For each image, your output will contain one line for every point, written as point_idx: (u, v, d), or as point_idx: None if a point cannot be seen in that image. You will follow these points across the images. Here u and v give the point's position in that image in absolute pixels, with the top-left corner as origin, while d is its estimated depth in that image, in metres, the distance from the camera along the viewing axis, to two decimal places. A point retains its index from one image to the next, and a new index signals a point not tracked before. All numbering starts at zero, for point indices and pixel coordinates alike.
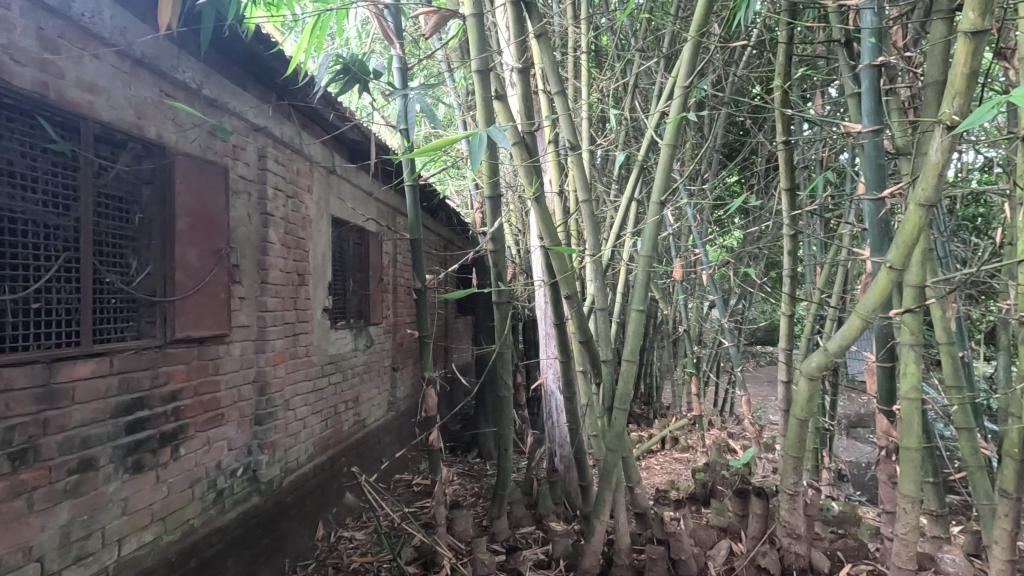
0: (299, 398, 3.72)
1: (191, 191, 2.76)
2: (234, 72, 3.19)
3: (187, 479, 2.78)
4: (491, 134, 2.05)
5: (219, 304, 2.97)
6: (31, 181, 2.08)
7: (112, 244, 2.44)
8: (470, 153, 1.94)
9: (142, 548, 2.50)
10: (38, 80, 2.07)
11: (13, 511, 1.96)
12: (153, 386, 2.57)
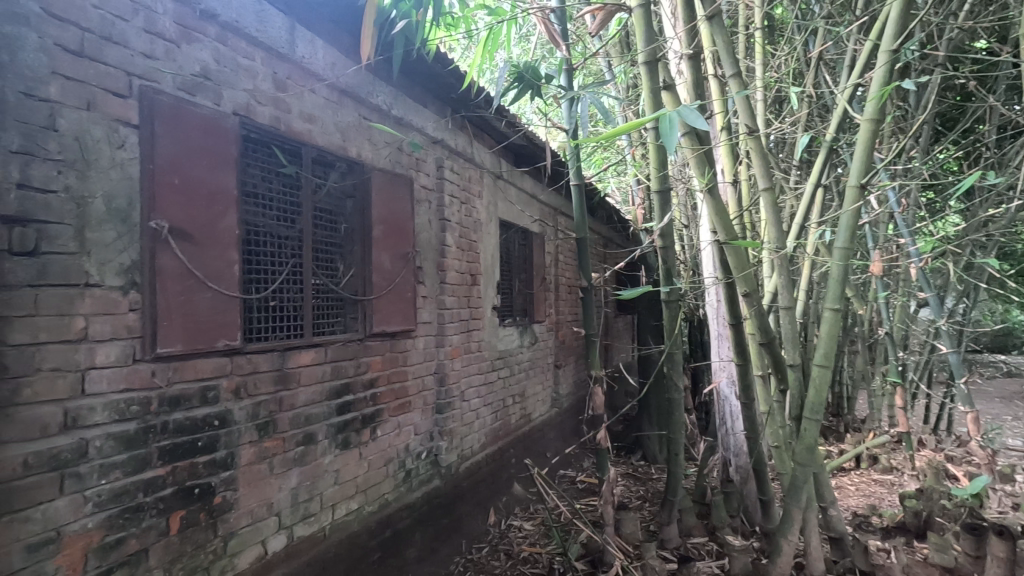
0: (472, 390, 3.98)
1: (384, 202, 3.11)
2: (416, 91, 3.50)
3: (382, 458, 3.13)
4: (683, 114, 1.83)
5: (407, 302, 3.30)
6: (269, 200, 2.52)
7: (325, 250, 2.85)
8: (661, 138, 1.79)
9: (349, 514, 2.87)
10: (274, 116, 2.49)
11: (260, 472, 2.38)
12: (356, 373, 2.94)
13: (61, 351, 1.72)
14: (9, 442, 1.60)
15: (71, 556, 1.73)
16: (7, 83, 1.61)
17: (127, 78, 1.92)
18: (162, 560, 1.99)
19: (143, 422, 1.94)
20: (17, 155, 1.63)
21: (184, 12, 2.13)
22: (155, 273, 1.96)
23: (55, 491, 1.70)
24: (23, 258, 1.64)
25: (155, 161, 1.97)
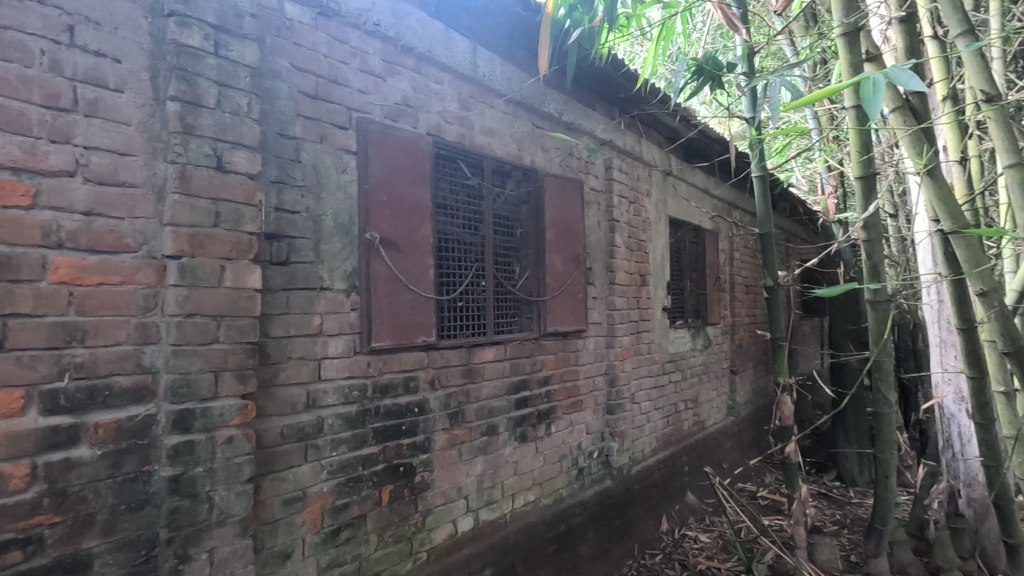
0: (643, 393, 3.92)
1: (556, 206, 3.22)
2: (584, 95, 3.55)
3: (556, 454, 3.24)
4: (890, 77, 1.59)
5: (578, 302, 3.37)
6: (456, 209, 2.76)
7: (503, 255, 3.04)
8: (863, 103, 1.55)
9: (527, 504, 3.02)
10: (460, 133, 2.73)
11: (451, 457, 2.62)
12: (532, 371, 3.08)
13: (305, 343, 2.09)
14: (271, 415, 1.99)
15: (313, 513, 2.09)
16: (268, 126, 2.00)
17: (348, 112, 2.26)
18: (377, 526, 2.30)
19: (361, 406, 2.27)
20: (275, 184, 2.02)
21: (389, 50, 2.43)
22: (370, 278, 2.28)
23: (301, 458, 2.06)
24: (279, 266, 2.03)
25: (369, 182, 2.29)
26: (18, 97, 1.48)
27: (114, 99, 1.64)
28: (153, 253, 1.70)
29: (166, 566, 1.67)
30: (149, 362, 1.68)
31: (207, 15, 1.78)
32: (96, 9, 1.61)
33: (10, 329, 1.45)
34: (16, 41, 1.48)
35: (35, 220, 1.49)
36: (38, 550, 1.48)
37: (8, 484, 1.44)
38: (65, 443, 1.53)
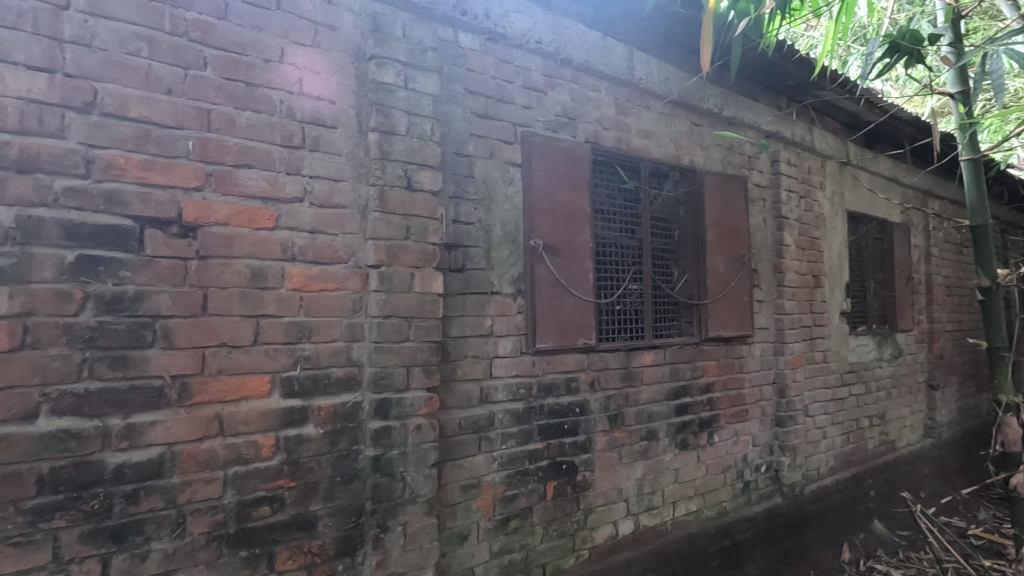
0: (818, 405, 3.58)
1: (717, 206, 3.09)
2: (747, 86, 3.35)
3: (720, 464, 3.09)
4: None
5: (742, 306, 3.19)
6: (613, 214, 2.79)
7: (661, 257, 3.00)
8: None
9: (689, 514, 2.93)
10: (617, 138, 2.75)
11: (611, 459, 2.65)
12: (693, 376, 2.99)
13: (478, 343, 2.27)
14: (451, 408, 2.20)
15: (486, 501, 2.26)
16: (446, 147, 2.22)
17: (513, 128, 2.41)
18: (542, 519, 2.41)
19: (527, 403, 2.40)
20: (453, 199, 2.23)
21: (549, 64, 2.55)
22: (534, 283, 2.41)
23: (476, 448, 2.25)
24: (457, 273, 2.24)
25: (533, 192, 2.42)
26: (265, 141, 1.83)
27: (330, 135, 1.94)
28: (359, 263, 1.98)
29: (371, 533, 1.94)
30: (356, 356, 1.97)
31: (398, 55, 2.04)
32: (317, 61, 1.93)
33: (261, 326, 1.80)
34: (263, 95, 1.83)
35: (277, 239, 1.84)
36: (280, 507, 1.82)
37: (260, 452, 1.79)
38: (298, 421, 1.86)
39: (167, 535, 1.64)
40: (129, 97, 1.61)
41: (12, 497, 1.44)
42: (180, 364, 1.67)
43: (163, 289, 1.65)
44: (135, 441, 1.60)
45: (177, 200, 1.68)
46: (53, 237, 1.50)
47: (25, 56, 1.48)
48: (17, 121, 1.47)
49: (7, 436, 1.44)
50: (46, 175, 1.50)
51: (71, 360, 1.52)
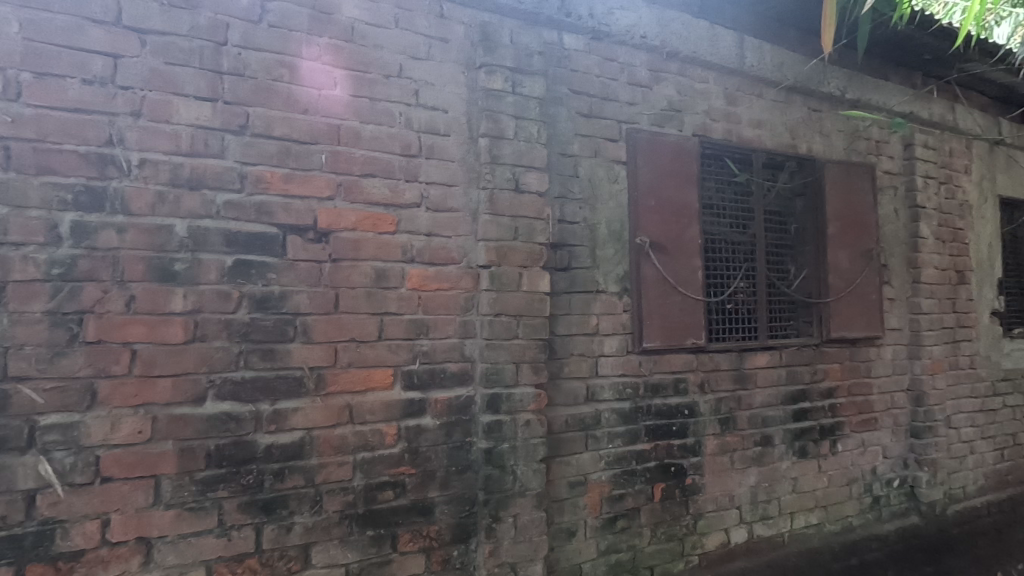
0: (964, 416, 3.19)
1: (840, 197, 2.86)
2: (874, 65, 3.08)
3: (844, 476, 2.86)
4: None
5: (871, 305, 2.93)
6: (723, 208, 2.68)
7: (776, 253, 2.83)
8: None
9: (808, 527, 2.75)
10: (727, 129, 2.64)
11: (723, 464, 2.55)
12: (813, 381, 2.80)
13: (584, 341, 2.29)
14: (558, 404, 2.23)
15: (593, 498, 2.27)
16: (552, 148, 2.25)
17: (618, 125, 2.40)
18: (649, 521, 2.37)
19: (634, 402, 2.38)
20: (558, 199, 2.26)
21: (654, 58, 2.50)
22: (641, 281, 2.37)
23: (583, 446, 2.26)
24: (563, 272, 2.27)
25: (639, 189, 2.39)
26: (387, 151, 1.97)
27: (443, 142, 2.05)
28: (471, 263, 2.07)
29: (484, 522, 2.02)
30: (469, 352, 2.06)
31: (506, 61, 2.11)
32: (431, 73, 2.05)
33: (385, 324, 1.94)
34: (385, 109, 1.97)
35: (398, 242, 1.97)
36: (402, 492, 1.95)
37: (384, 440, 1.93)
38: (417, 412, 1.98)
39: (307, 510, 1.82)
40: (273, 118, 1.81)
41: (187, 468, 1.67)
42: (316, 357, 1.84)
43: (302, 289, 1.83)
44: (281, 424, 1.79)
45: (313, 209, 1.85)
46: (216, 244, 1.73)
47: (194, 89, 1.72)
48: (188, 145, 1.70)
49: (183, 415, 1.67)
50: (210, 190, 1.73)
51: (231, 351, 1.74)
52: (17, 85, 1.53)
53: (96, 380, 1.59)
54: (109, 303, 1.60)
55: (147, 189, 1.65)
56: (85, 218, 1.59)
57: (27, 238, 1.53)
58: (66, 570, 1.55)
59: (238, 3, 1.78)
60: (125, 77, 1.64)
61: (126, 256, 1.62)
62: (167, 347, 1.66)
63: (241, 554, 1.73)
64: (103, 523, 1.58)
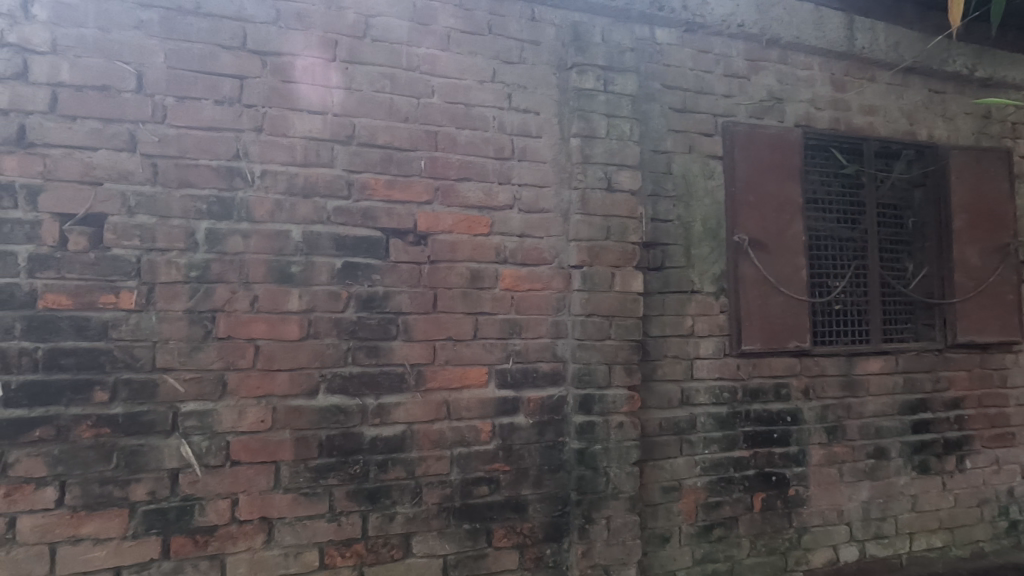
0: None
1: (968, 186, 2.59)
2: (1008, 38, 2.76)
3: (974, 496, 2.59)
4: None
5: (1007, 306, 2.62)
6: (829, 203, 2.51)
7: (891, 249, 2.61)
8: None
9: (930, 550, 2.50)
10: (834, 118, 2.47)
11: (830, 476, 2.38)
12: (935, 389, 2.55)
13: (678, 343, 2.23)
14: (651, 407, 2.19)
15: (688, 505, 2.20)
16: (645, 145, 2.21)
17: (713, 119, 2.31)
18: (749, 532, 2.26)
19: (732, 407, 2.28)
20: (651, 197, 2.21)
21: (752, 47, 2.39)
22: (739, 281, 2.27)
23: (677, 450, 2.20)
24: (656, 271, 2.22)
25: (737, 185, 2.29)
26: (481, 155, 2.02)
27: (535, 144, 2.07)
28: (563, 264, 2.08)
29: (576, 522, 2.02)
30: (561, 352, 2.07)
31: (598, 60, 2.09)
32: (523, 76, 2.07)
33: (480, 323, 1.99)
34: (479, 114, 2.02)
35: (492, 244, 2.01)
36: (496, 488, 1.99)
37: (480, 436, 1.98)
38: (511, 410, 2.01)
39: (408, 501, 1.90)
40: (377, 127, 1.91)
41: (302, 456, 1.80)
42: (416, 355, 1.92)
43: (404, 289, 1.92)
44: (384, 418, 1.88)
45: (413, 213, 1.94)
46: (327, 248, 1.85)
47: (308, 103, 1.85)
48: (303, 156, 1.84)
49: (299, 407, 1.81)
50: (322, 198, 1.85)
51: (340, 348, 1.85)
52: (163, 109, 1.73)
53: (226, 372, 1.75)
54: (237, 303, 1.76)
55: (268, 198, 1.80)
56: (216, 226, 1.75)
57: (171, 244, 1.71)
58: (202, 543, 1.72)
59: (345, 21, 1.90)
60: (249, 96, 1.80)
61: (251, 260, 1.78)
62: (285, 343, 1.80)
63: (349, 539, 1.84)
64: (232, 502, 1.74)
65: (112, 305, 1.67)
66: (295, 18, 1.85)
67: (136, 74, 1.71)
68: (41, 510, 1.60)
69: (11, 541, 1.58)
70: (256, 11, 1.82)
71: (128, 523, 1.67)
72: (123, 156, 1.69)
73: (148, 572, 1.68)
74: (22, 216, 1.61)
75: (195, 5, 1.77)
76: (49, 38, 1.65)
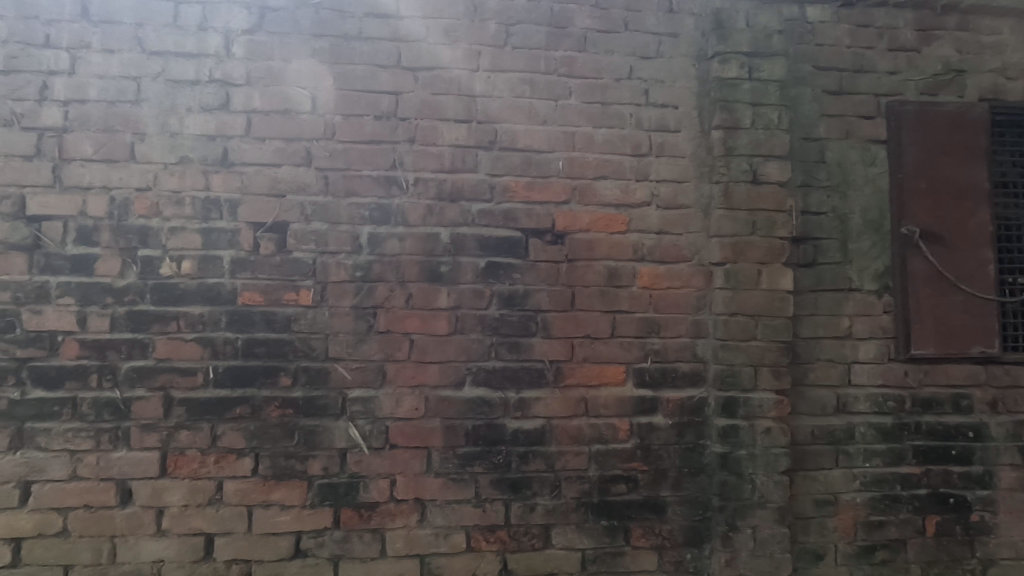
0: None
1: None
2: None
3: None
4: None
5: None
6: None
7: None
8: None
9: None
10: None
11: None
12: None
13: (833, 345, 2.06)
14: (802, 414, 2.04)
15: (845, 521, 2.02)
16: (795, 133, 2.06)
17: (875, 99, 2.10)
18: (920, 557, 2.03)
19: (897, 418, 2.06)
20: (802, 188, 2.06)
21: (923, 16, 2.13)
22: (908, 278, 2.04)
23: (832, 461, 2.03)
24: (807, 268, 2.07)
25: (905, 170, 2.06)
26: (618, 152, 2.01)
27: (674, 139, 2.03)
28: (703, 261, 2.01)
29: (719, 529, 1.95)
30: (701, 352, 2.01)
31: (742, 46, 1.99)
32: (661, 70, 2.04)
33: (617, 321, 1.99)
34: (616, 112, 2.02)
35: (629, 242, 2.00)
36: (634, 487, 1.98)
37: (618, 435, 1.98)
38: (649, 410, 1.99)
39: (548, 493, 1.96)
40: (517, 131, 1.99)
41: (451, 443, 1.93)
42: (555, 351, 1.97)
43: (543, 288, 1.97)
44: (525, 412, 1.96)
45: (552, 213, 1.98)
46: (472, 249, 1.96)
47: (455, 113, 1.97)
48: (450, 163, 1.96)
49: (448, 398, 1.93)
50: (467, 202, 1.96)
51: (484, 343, 1.95)
52: (333, 127, 1.93)
53: (386, 363, 1.92)
54: (394, 300, 1.93)
55: (420, 203, 1.95)
56: (377, 230, 1.93)
57: (340, 247, 1.92)
58: (366, 516, 1.91)
59: (487, 31, 1.99)
60: (404, 110, 1.96)
61: (406, 260, 1.94)
62: (435, 338, 1.94)
63: (493, 525, 1.94)
64: (391, 482, 1.91)
65: (294, 302, 1.90)
66: (443, 33, 1.98)
67: (312, 98, 1.93)
68: (241, 476, 1.88)
69: (218, 501, 1.87)
70: (409, 31, 1.97)
71: (307, 494, 1.89)
72: (301, 170, 1.92)
73: (322, 538, 1.90)
74: (226, 225, 1.90)
75: (359, 30, 1.96)
76: (245, 72, 1.92)
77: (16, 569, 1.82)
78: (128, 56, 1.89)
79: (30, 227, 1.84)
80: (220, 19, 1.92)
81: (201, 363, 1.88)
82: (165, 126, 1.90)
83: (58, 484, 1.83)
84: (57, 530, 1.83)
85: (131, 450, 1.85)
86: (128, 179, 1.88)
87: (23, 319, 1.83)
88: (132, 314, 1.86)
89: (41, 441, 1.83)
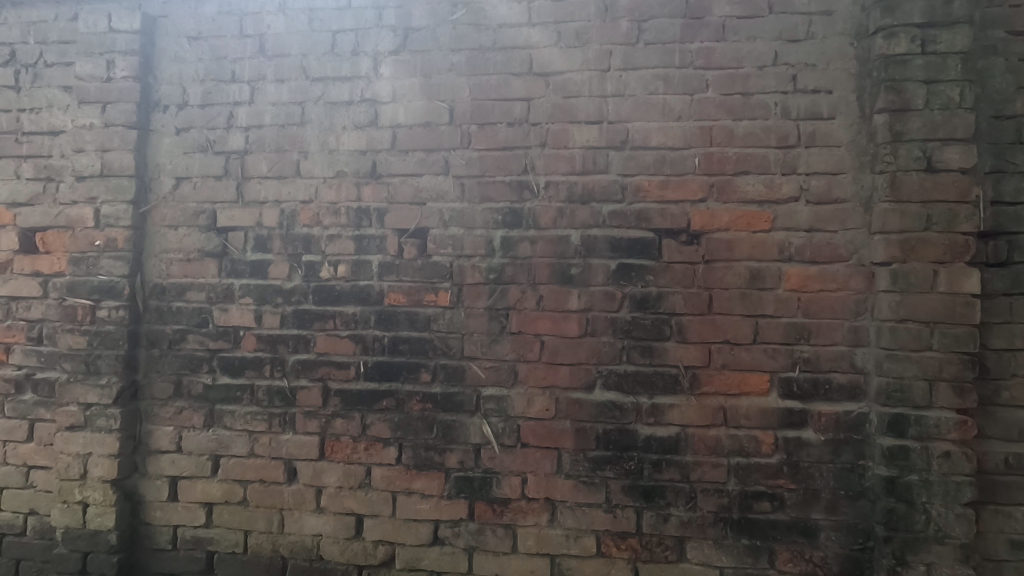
0: None
1: None
2: None
3: None
4: None
5: None
6: None
7: None
8: None
9: None
10: None
11: None
12: None
13: None
14: (992, 438, 1.75)
15: None
16: (981, 112, 1.78)
17: None
18: None
19: None
20: (991, 175, 1.77)
21: None
22: None
23: None
24: (998, 268, 1.77)
25: None
26: (762, 145, 1.87)
27: (827, 126, 1.85)
28: (863, 261, 1.81)
29: (885, 562, 1.73)
30: (862, 363, 1.81)
31: (914, 16, 1.75)
32: (813, 53, 1.87)
33: (761, 326, 1.85)
34: (759, 101, 1.88)
35: (774, 241, 1.86)
36: (781, 506, 1.83)
37: (761, 448, 1.84)
38: (798, 423, 1.83)
39: (683, 504, 1.87)
40: (651, 130, 1.93)
41: (582, 446, 1.92)
42: (692, 356, 1.88)
43: (678, 290, 1.90)
44: (659, 418, 1.89)
45: (688, 213, 1.90)
46: (604, 250, 1.94)
47: (585, 114, 1.97)
48: (582, 164, 1.96)
49: (579, 400, 1.93)
50: (599, 203, 1.95)
51: (616, 346, 1.92)
52: (469, 136, 2.02)
53: (518, 363, 1.97)
54: (526, 302, 1.97)
55: (551, 206, 1.97)
56: (510, 234, 1.99)
57: (475, 251, 2.00)
58: (499, 511, 1.97)
59: (620, 30, 1.96)
60: (535, 115, 1.99)
61: (538, 263, 1.97)
62: (567, 339, 1.94)
63: (625, 532, 1.90)
64: (523, 480, 1.95)
65: (434, 303, 2.02)
66: (574, 35, 1.99)
67: (450, 110, 2.04)
68: (387, 464, 2.03)
69: (368, 485, 2.04)
70: (542, 37, 2.01)
71: (445, 485, 2.00)
72: (441, 179, 2.04)
73: (459, 529, 1.99)
74: (375, 232, 2.07)
75: (493, 41, 2.04)
76: (391, 90, 2.08)
77: (208, 529, 2.13)
78: (296, 83, 2.14)
79: (220, 237, 2.16)
80: (371, 44, 2.10)
81: (354, 358, 2.06)
82: (326, 144, 2.11)
83: (240, 459, 2.11)
84: (239, 498, 2.11)
85: (296, 434, 2.08)
86: (295, 193, 2.12)
87: (214, 315, 2.14)
88: (298, 312, 2.10)
89: (227, 421, 2.12)
